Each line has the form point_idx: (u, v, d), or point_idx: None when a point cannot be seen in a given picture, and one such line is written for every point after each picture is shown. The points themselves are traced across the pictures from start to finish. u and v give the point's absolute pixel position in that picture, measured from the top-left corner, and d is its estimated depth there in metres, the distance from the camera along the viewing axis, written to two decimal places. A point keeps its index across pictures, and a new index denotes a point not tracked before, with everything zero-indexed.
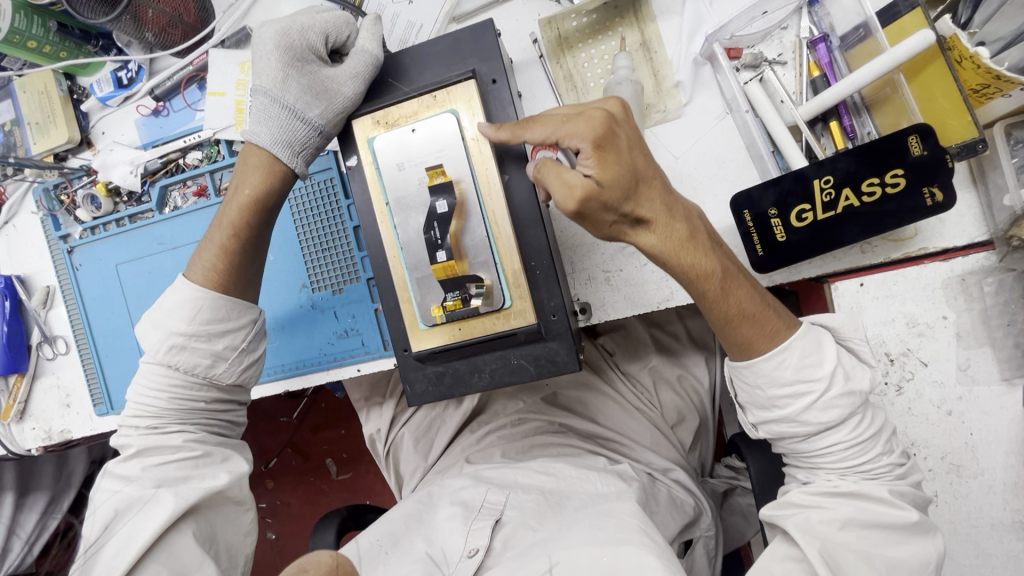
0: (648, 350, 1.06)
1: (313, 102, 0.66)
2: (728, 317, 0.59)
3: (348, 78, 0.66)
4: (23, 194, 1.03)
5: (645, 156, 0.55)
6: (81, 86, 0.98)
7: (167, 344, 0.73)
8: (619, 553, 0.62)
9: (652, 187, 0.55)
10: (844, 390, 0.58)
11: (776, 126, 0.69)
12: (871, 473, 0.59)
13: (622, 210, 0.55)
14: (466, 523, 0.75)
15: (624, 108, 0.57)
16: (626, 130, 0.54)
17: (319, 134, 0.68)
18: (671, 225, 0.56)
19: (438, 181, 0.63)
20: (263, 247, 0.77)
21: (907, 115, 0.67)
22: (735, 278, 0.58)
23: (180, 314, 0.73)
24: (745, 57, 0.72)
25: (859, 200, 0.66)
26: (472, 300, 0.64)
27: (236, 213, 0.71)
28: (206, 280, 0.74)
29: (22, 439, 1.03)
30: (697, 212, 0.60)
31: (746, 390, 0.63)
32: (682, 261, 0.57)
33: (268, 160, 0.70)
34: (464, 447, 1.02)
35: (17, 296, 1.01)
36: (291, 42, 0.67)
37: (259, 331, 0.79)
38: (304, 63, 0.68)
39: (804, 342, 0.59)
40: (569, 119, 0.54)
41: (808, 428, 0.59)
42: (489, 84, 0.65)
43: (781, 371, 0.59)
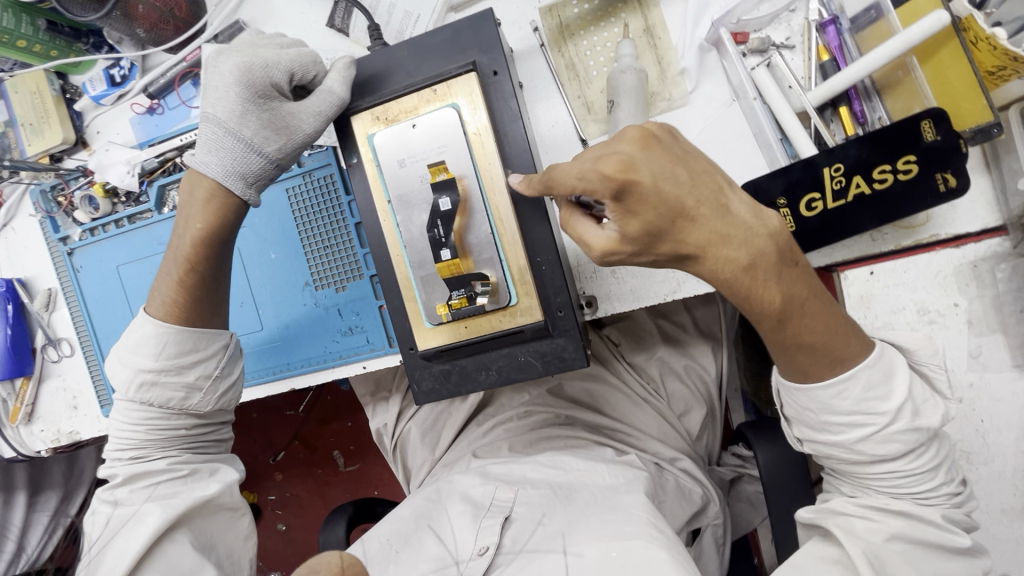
0: (654, 340, 1.06)
1: (273, 137, 0.66)
2: (787, 349, 0.55)
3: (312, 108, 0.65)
4: (20, 196, 1.02)
5: (678, 187, 0.48)
6: (74, 85, 0.96)
7: (138, 381, 0.73)
8: (630, 548, 0.62)
9: (692, 222, 0.49)
10: (909, 425, 0.55)
11: (784, 113, 0.67)
12: (928, 501, 0.58)
13: (661, 249, 0.51)
14: (475, 521, 0.75)
15: (644, 138, 0.49)
16: (650, 172, 0.47)
17: (274, 166, 0.68)
18: (722, 258, 0.50)
19: (440, 178, 0.62)
20: (224, 273, 0.75)
21: (919, 98, 0.65)
22: (800, 304, 0.51)
23: (146, 349, 0.73)
24: (752, 43, 0.70)
25: (870, 187, 0.64)
26: (478, 298, 0.64)
27: (190, 249, 0.70)
28: (169, 317, 0.72)
29: (31, 440, 1.04)
30: (767, 224, 0.50)
31: (794, 408, 0.60)
32: (739, 293, 0.51)
33: (212, 190, 0.68)
34: (472, 441, 1.02)
35: (19, 299, 1.01)
36: (251, 78, 0.64)
37: (232, 355, 0.79)
38: (267, 100, 0.66)
39: (872, 372, 0.55)
40: (583, 175, 0.49)
41: (861, 456, 0.57)
42: (490, 76, 0.63)
43: (839, 403, 0.55)
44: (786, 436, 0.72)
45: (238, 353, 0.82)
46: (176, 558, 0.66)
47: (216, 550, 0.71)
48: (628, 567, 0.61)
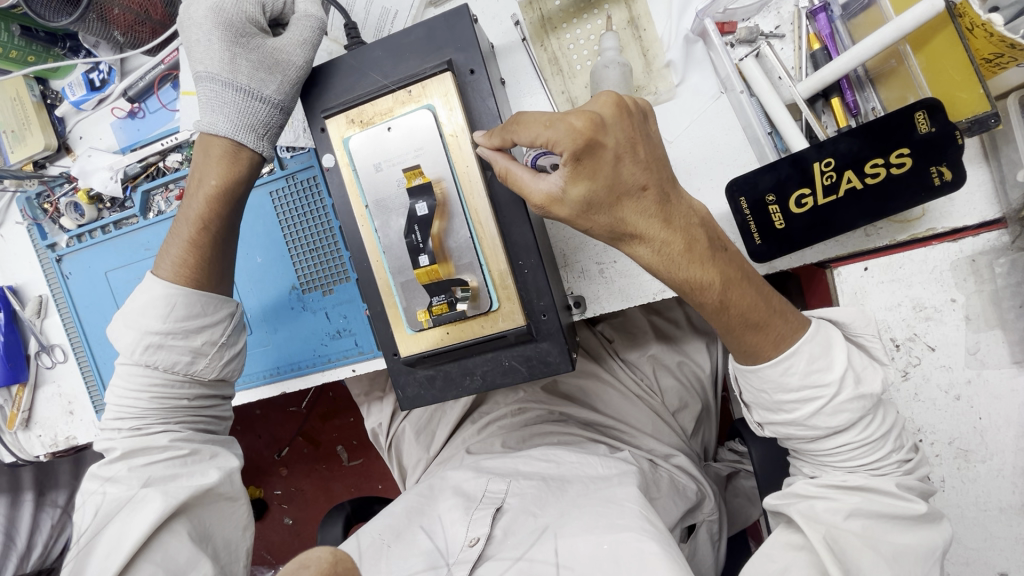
0: (648, 337, 1.04)
1: (268, 77, 0.66)
2: (730, 327, 0.55)
3: (297, 50, 0.67)
4: (8, 203, 1.02)
5: (633, 166, 0.50)
6: (54, 90, 0.96)
7: (143, 344, 0.72)
8: (618, 540, 0.62)
9: (636, 202, 0.51)
10: (855, 394, 0.55)
11: (773, 105, 0.65)
12: (879, 470, 0.57)
13: (599, 221, 0.52)
14: (466, 513, 0.74)
15: (619, 104, 0.49)
16: (615, 139, 0.48)
17: (280, 111, 0.68)
18: (655, 241, 0.52)
19: (416, 182, 0.61)
20: (232, 238, 0.75)
21: (913, 89, 0.63)
22: (737, 287, 0.53)
23: (153, 312, 0.72)
24: (740, 32, 0.68)
25: (863, 182, 0.62)
26: (459, 304, 0.62)
27: (204, 206, 0.69)
28: (178, 276, 0.72)
29: (30, 446, 1.05)
30: (700, 212, 0.54)
31: (751, 392, 0.60)
32: (675, 274, 0.53)
33: (231, 148, 0.67)
34: (465, 438, 1.01)
35: (11, 307, 1.01)
36: (229, 21, 0.66)
37: (237, 325, 0.79)
38: (248, 38, 0.67)
39: (813, 345, 0.55)
40: (551, 123, 0.48)
41: (817, 431, 0.57)
42: (466, 75, 0.61)
43: (789, 379, 0.55)
44: None
45: (242, 325, 0.82)
46: (173, 550, 0.65)
47: (213, 540, 0.70)
48: (616, 558, 0.60)
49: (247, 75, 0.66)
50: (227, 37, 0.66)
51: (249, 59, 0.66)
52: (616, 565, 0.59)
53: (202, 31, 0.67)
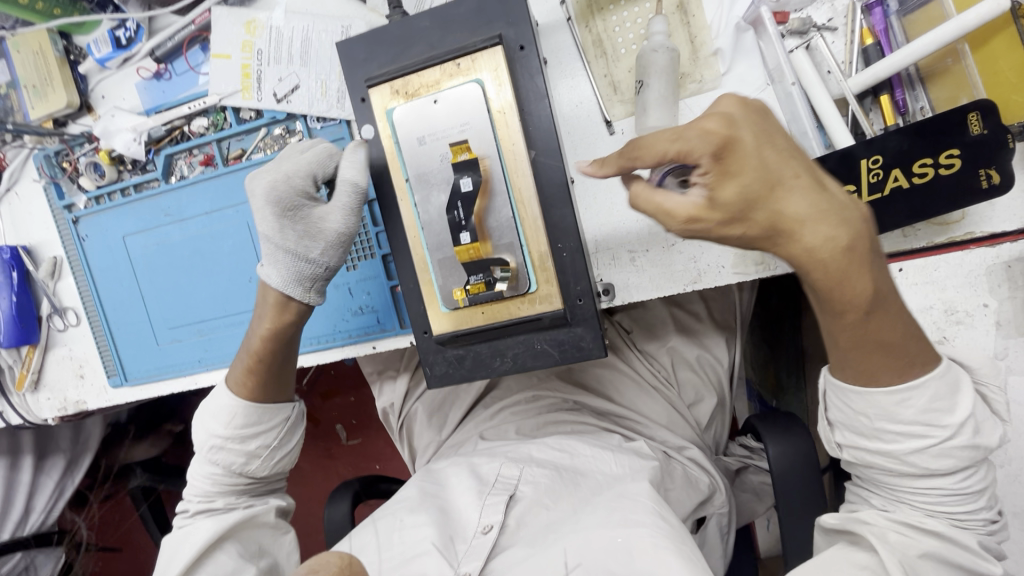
0: (667, 329, 1.02)
1: (313, 243, 0.67)
2: (854, 345, 0.52)
3: (340, 213, 0.67)
4: (23, 160, 0.98)
5: (778, 156, 0.47)
6: (78, 46, 0.93)
7: (207, 446, 0.74)
8: (633, 535, 0.61)
9: (790, 191, 0.46)
10: (967, 442, 0.52)
11: (822, 99, 0.65)
12: (964, 524, 0.54)
13: (755, 220, 0.47)
14: (480, 498, 0.74)
15: (744, 102, 0.48)
16: (753, 132, 0.46)
17: (326, 269, 0.69)
18: (817, 234, 0.46)
19: (462, 158, 0.60)
20: (288, 361, 0.76)
21: (967, 89, 0.62)
22: (883, 305, 0.50)
23: (219, 418, 0.74)
24: (792, 23, 0.67)
25: (910, 182, 0.62)
26: (496, 284, 0.62)
27: (258, 342, 0.72)
28: (241, 384, 0.74)
29: (38, 408, 1.04)
30: (861, 209, 0.48)
31: (844, 412, 0.57)
32: (829, 276, 0.48)
33: (280, 301, 0.69)
34: (479, 422, 1.01)
35: (24, 266, 0.99)
36: (280, 195, 0.65)
37: (292, 425, 0.78)
38: (297, 209, 0.66)
39: (939, 383, 0.51)
40: (680, 134, 0.46)
41: (911, 468, 0.54)
42: (516, 51, 0.60)
43: (902, 411, 0.52)
44: (797, 430, 0.70)
45: (301, 421, 0.81)
46: (222, 562, 0.68)
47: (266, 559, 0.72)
48: (630, 549, 0.60)
49: (294, 240, 0.67)
50: (279, 210, 0.65)
51: (297, 231, 0.67)
52: (629, 556, 0.60)
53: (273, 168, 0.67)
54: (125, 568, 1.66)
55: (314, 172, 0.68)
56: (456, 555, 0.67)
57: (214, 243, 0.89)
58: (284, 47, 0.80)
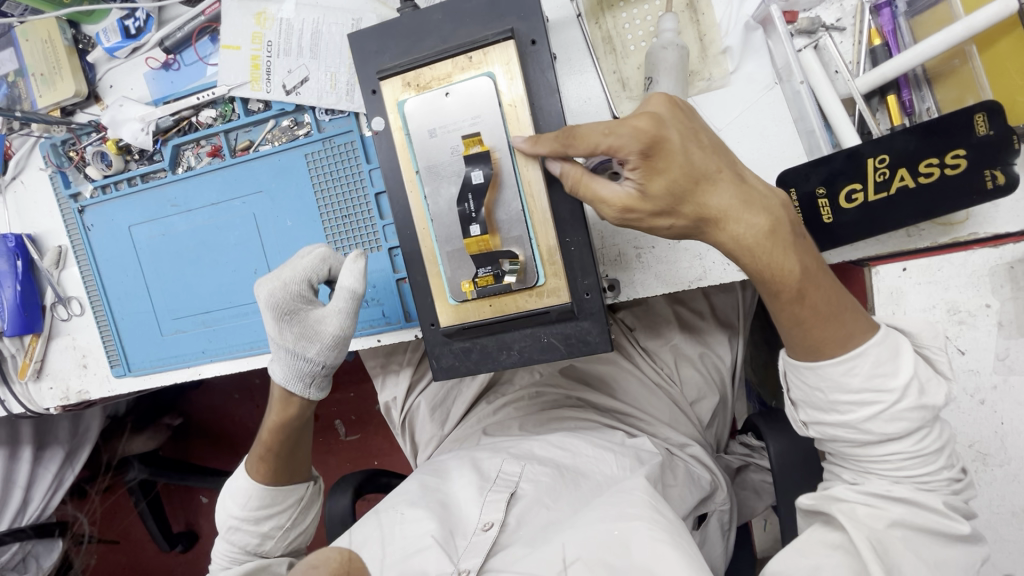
0: (670, 326, 1.03)
1: (309, 343, 0.73)
2: (797, 319, 0.55)
3: (332, 316, 0.73)
4: (30, 149, 0.98)
5: (702, 153, 0.53)
6: (86, 35, 0.93)
7: (225, 527, 0.77)
8: (632, 528, 0.62)
9: (714, 185, 0.52)
10: (916, 404, 0.53)
11: (829, 100, 0.66)
12: (929, 486, 0.55)
13: (683, 212, 0.53)
14: (481, 493, 0.74)
15: (672, 102, 0.54)
16: (678, 131, 0.51)
17: (324, 365, 0.75)
18: (740, 224, 0.53)
19: (473, 151, 0.60)
20: (299, 447, 0.79)
21: (974, 90, 0.63)
22: (814, 279, 0.54)
23: (235, 500, 0.77)
24: (801, 23, 0.67)
25: (915, 182, 0.62)
26: (505, 276, 0.62)
27: (266, 435, 0.76)
28: (255, 473, 0.77)
29: (40, 397, 1.04)
30: (779, 198, 0.55)
31: (803, 389, 0.59)
32: (755, 259, 0.54)
33: (283, 395, 0.76)
34: (481, 418, 1.02)
35: (29, 255, 0.99)
36: (280, 303, 0.72)
37: (305, 504, 0.80)
38: (295, 313, 0.73)
39: (879, 348, 0.54)
40: (613, 130, 0.50)
41: (869, 436, 0.55)
42: (528, 46, 0.60)
43: (849, 380, 0.54)
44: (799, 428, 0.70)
45: (316, 500, 0.83)
46: None
47: None
48: (628, 546, 0.60)
49: (293, 340, 0.73)
50: (278, 314, 0.72)
51: (293, 332, 0.73)
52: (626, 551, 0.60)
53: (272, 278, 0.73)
54: (121, 560, 1.66)
55: (308, 279, 0.74)
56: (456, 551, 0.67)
57: (220, 234, 0.90)
58: (293, 39, 0.81)
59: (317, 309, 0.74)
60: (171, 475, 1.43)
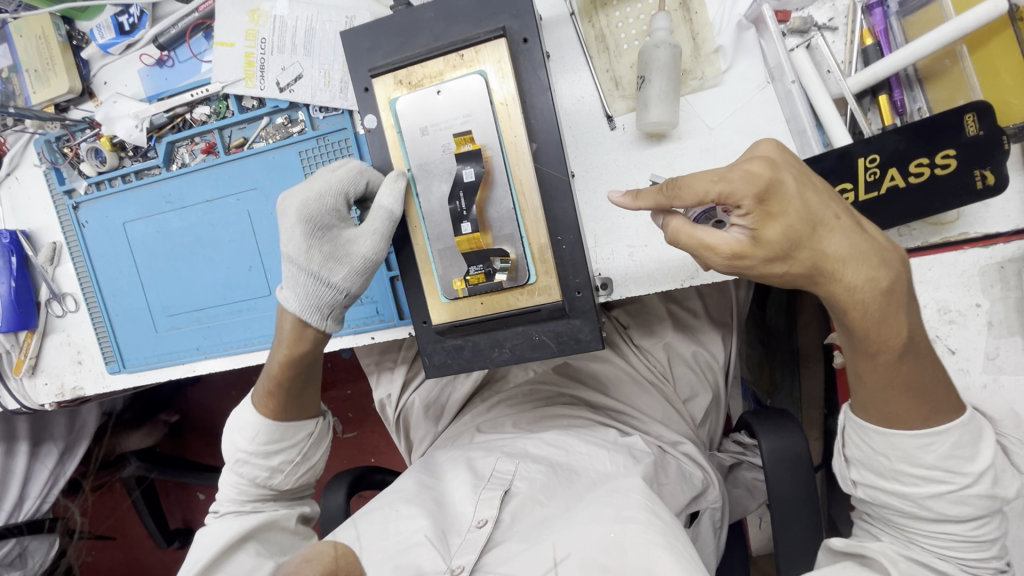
0: (664, 325, 1.03)
1: (338, 267, 0.66)
2: (880, 380, 0.52)
3: (367, 236, 0.64)
4: (24, 145, 0.98)
5: (819, 198, 0.49)
6: (81, 31, 0.93)
7: (232, 459, 0.73)
8: (626, 532, 0.62)
9: (830, 230, 0.49)
10: (985, 492, 0.51)
11: (821, 98, 0.66)
12: (973, 570, 0.52)
13: (797, 260, 0.50)
14: (475, 491, 0.75)
15: (782, 148, 0.51)
16: (794, 175, 0.48)
17: (347, 293, 0.68)
18: (856, 274, 0.49)
19: (464, 149, 0.61)
20: (311, 382, 0.74)
21: (964, 90, 0.63)
22: (914, 343, 0.51)
23: (243, 433, 0.73)
24: (793, 22, 0.67)
25: (906, 181, 0.62)
26: (496, 275, 0.63)
27: (280, 365, 0.70)
28: (265, 403, 0.72)
29: (35, 394, 1.04)
30: (900, 253, 0.51)
31: (861, 449, 0.56)
32: (861, 315, 0.51)
33: (297, 326, 0.69)
34: (475, 416, 1.02)
35: (23, 251, 0.99)
36: (310, 215, 0.64)
37: (316, 440, 0.77)
38: (326, 230, 0.66)
39: (962, 429, 0.51)
40: (723, 175, 0.49)
41: (926, 512, 0.53)
42: (520, 44, 0.60)
43: (923, 453, 0.52)
44: (789, 427, 0.71)
45: (327, 437, 0.80)
46: (241, 564, 0.65)
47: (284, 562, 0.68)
48: (623, 547, 0.61)
49: (319, 263, 0.66)
50: (308, 229, 0.65)
51: (323, 251, 0.65)
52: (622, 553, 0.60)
53: (299, 194, 0.65)
54: (118, 556, 1.66)
55: (343, 194, 0.66)
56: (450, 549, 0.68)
57: (215, 231, 0.90)
58: (287, 36, 0.81)
59: (348, 229, 0.67)
60: (167, 471, 1.44)
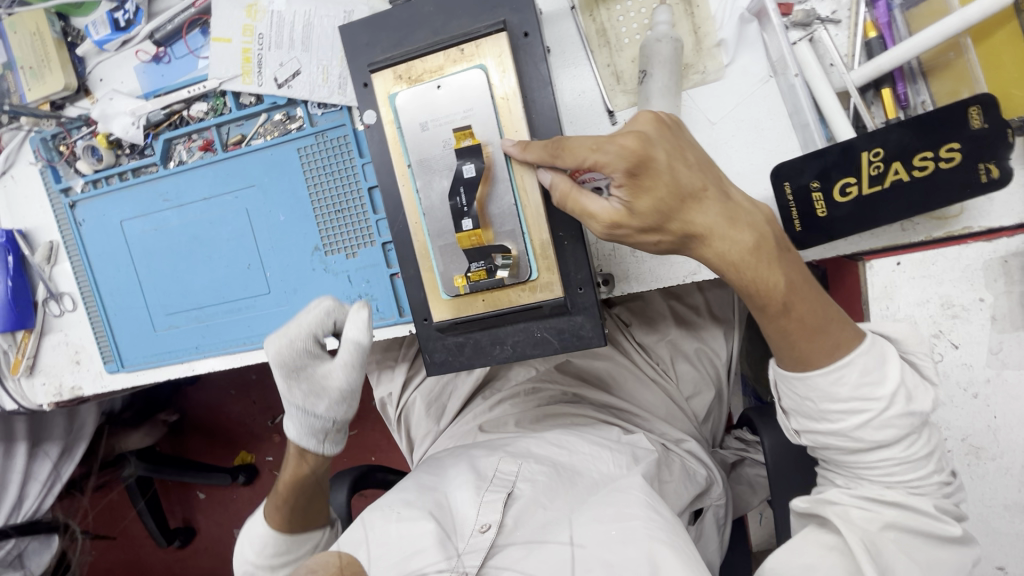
0: (666, 321, 1.03)
1: (320, 400, 0.70)
2: (785, 330, 0.55)
3: (341, 367, 0.69)
4: (20, 143, 0.97)
5: (689, 170, 0.53)
6: (76, 27, 0.92)
7: (242, 570, 0.77)
8: (628, 527, 0.63)
9: (699, 203, 0.53)
10: (903, 410, 0.55)
11: (824, 92, 0.65)
12: (919, 490, 0.56)
13: (669, 230, 0.54)
14: (477, 494, 0.71)
15: (658, 120, 0.54)
16: (665, 150, 0.52)
17: (335, 421, 0.72)
18: (727, 241, 0.53)
19: (464, 144, 0.60)
20: (315, 502, 0.76)
21: (968, 83, 0.62)
22: (800, 292, 0.54)
23: (252, 544, 0.77)
24: (797, 15, 0.66)
25: (910, 175, 0.62)
26: (498, 271, 0.62)
27: (283, 487, 0.74)
28: (271, 518, 0.76)
29: (33, 394, 1.04)
30: (764, 212, 0.55)
31: (793, 399, 0.59)
32: (744, 276, 0.55)
33: (298, 449, 0.74)
34: (476, 415, 1.01)
35: (20, 251, 0.98)
36: (285, 361, 0.68)
37: (323, 548, 0.79)
38: (302, 369, 0.69)
39: (866, 358, 0.55)
40: (600, 146, 0.52)
41: (860, 444, 0.56)
42: (520, 38, 0.60)
43: (838, 389, 0.55)
44: None
45: (335, 543, 0.82)
46: None
47: None
48: (626, 543, 0.62)
49: (302, 398, 0.70)
50: (285, 372, 0.68)
51: (303, 390, 0.69)
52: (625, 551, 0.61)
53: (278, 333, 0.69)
54: (119, 556, 1.66)
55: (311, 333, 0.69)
56: (454, 557, 0.64)
57: (213, 229, 0.89)
58: (285, 31, 0.80)
59: (324, 363, 0.71)
60: (170, 472, 1.44)
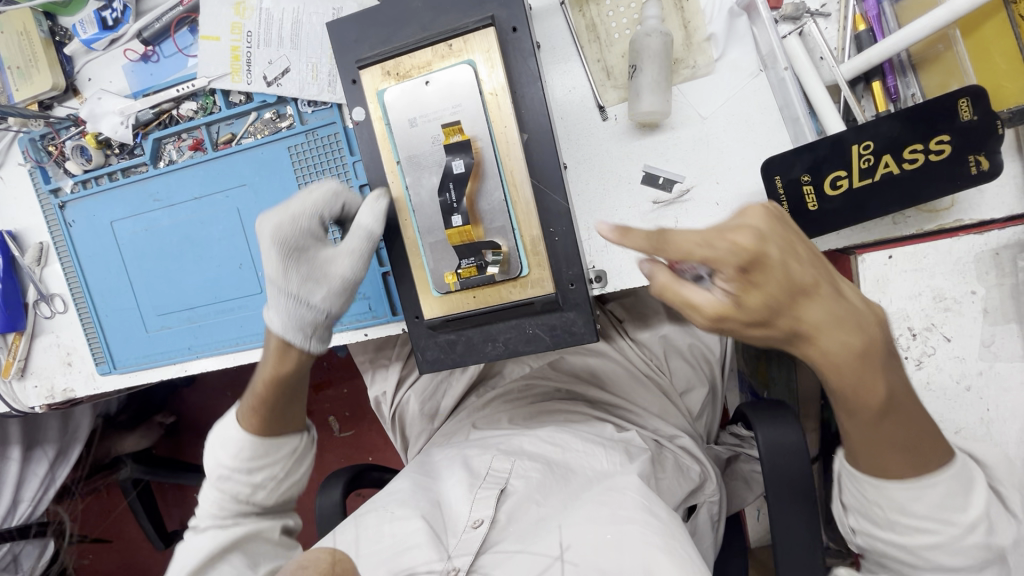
0: (660, 318, 1.03)
1: (317, 287, 0.68)
2: (868, 442, 0.51)
3: (344, 256, 0.67)
4: (9, 144, 0.97)
5: (803, 266, 0.45)
6: (63, 27, 0.91)
7: (214, 476, 0.69)
8: (622, 532, 0.61)
9: (810, 300, 0.45)
10: (982, 542, 0.50)
11: (814, 86, 0.66)
12: None
13: (777, 327, 0.46)
14: (471, 491, 0.72)
15: (772, 214, 0.47)
16: (781, 248, 0.44)
17: (327, 314, 0.68)
18: (834, 341, 0.46)
19: (453, 140, 0.60)
20: (296, 399, 0.71)
21: (957, 75, 0.62)
22: (899, 408, 0.50)
23: (226, 451, 0.69)
24: (786, 9, 0.67)
25: (900, 168, 0.62)
26: (488, 267, 0.62)
27: (263, 386, 0.68)
28: (246, 419, 0.69)
29: (24, 397, 1.03)
30: (876, 313, 0.49)
31: (857, 496, 0.55)
32: (839, 379, 0.48)
33: (281, 344, 0.69)
34: (470, 412, 1.01)
35: (10, 252, 0.97)
36: (286, 239, 0.66)
37: (301, 456, 0.73)
38: (303, 250, 0.67)
39: (954, 482, 0.50)
40: (709, 242, 0.45)
41: (920, 563, 0.52)
42: (509, 32, 0.59)
43: (914, 505, 0.51)
44: (786, 421, 0.70)
45: (313, 454, 0.76)
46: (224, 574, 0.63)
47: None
48: (620, 546, 0.60)
49: (298, 284, 0.67)
50: (285, 251, 0.66)
51: (300, 274, 0.67)
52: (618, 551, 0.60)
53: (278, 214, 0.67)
54: (114, 559, 1.65)
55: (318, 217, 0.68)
56: (446, 556, 0.65)
57: (204, 228, 0.88)
58: (274, 29, 0.79)
59: (325, 249, 0.69)
60: (164, 474, 1.42)
